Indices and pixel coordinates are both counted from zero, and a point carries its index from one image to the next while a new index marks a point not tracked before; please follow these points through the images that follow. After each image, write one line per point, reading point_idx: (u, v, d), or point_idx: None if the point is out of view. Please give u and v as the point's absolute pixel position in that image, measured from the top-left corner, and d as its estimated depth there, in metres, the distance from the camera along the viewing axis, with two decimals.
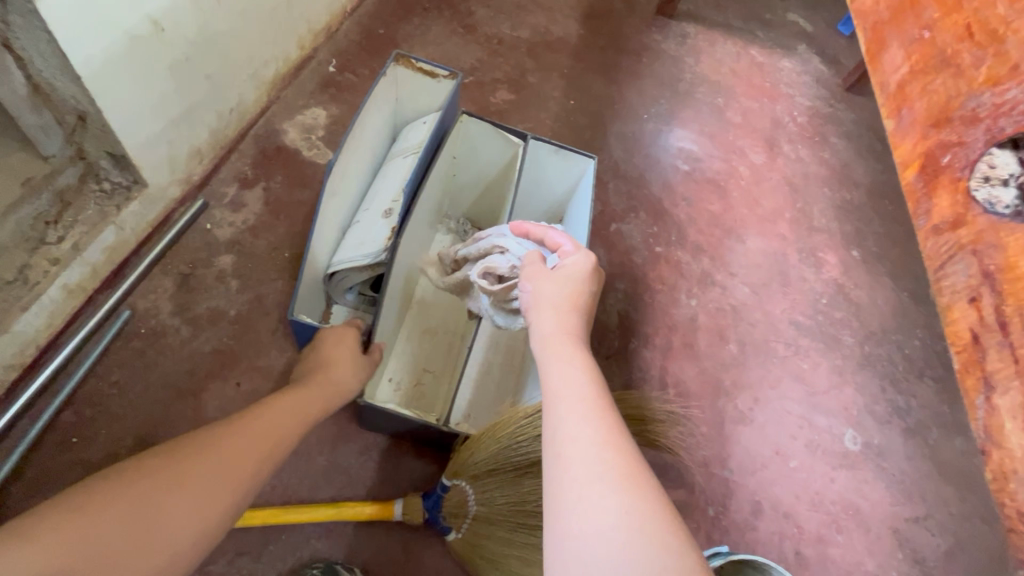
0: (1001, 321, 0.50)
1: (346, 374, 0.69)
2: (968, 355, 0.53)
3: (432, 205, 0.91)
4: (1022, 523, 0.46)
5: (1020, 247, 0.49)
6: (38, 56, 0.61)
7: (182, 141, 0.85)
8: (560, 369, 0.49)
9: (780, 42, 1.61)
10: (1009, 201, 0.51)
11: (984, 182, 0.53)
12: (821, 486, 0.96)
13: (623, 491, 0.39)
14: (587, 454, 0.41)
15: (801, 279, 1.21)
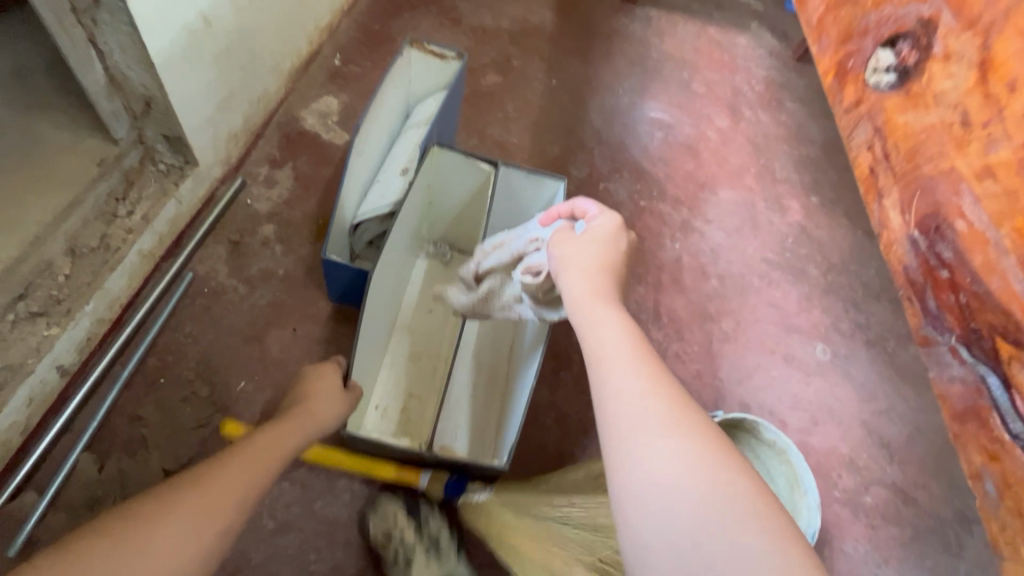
0: (885, 153, 0.70)
1: (329, 411, 0.67)
2: (868, 180, 0.74)
3: (411, 227, 0.94)
4: (900, 269, 0.68)
5: (895, 107, 0.68)
6: (117, 49, 0.73)
7: (223, 125, 0.96)
8: (599, 327, 0.53)
9: (735, 21, 1.78)
10: (887, 80, 0.69)
11: (874, 72, 0.71)
12: (798, 389, 1.11)
13: (673, 431, 0.44)
14: (642, 405, 0.46)
15: (769, 223, 1.37)
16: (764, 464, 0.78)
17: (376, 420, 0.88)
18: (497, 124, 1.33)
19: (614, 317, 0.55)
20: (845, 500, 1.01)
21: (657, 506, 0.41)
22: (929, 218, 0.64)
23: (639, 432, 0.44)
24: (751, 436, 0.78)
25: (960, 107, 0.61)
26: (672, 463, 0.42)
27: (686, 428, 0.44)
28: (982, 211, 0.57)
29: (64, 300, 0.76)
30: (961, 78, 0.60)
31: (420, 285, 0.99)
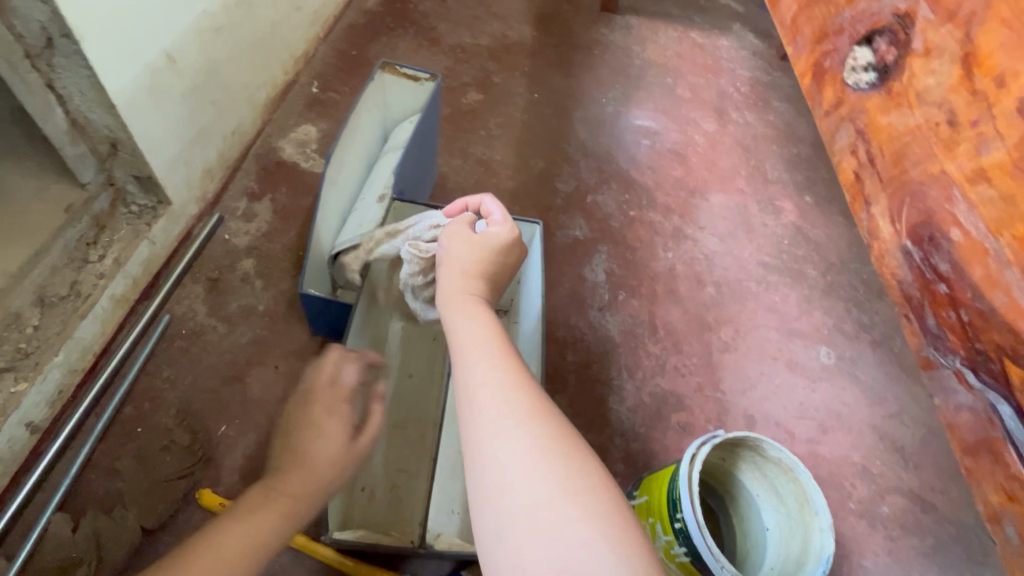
0: (870, 159, 0.51)
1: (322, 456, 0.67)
2: (853, 188, 0.54)
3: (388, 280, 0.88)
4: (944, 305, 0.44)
5: (880, 108, 0.49)
6: (77, 93, 0.71)
7: (196, 161, 0.94)
8: (464, 327, 0.53)
9: (716, 24, 1.77)
10: (866, 78, 0.50)
11: (851, 72, 0.52)
12: (804, 396, 1.07)
13: (524, 423, 0.44)
14: (490, 398, 0.46)
15: (764, 225, 1.33)
16: (772, 483, 0.74)
17: (363, 505, 0.79)
18: (480, 142, 1.31)
19: (480, 317, 0.55)
20: (861, 511, 0.96)
21: (499, 498, 0.41)
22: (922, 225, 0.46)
23: (486, 426, 0.44)
24: (754, 451, 0.74)
25: (944, 105, 0.43)
26: (520, 457, 0.42)
27: (536, 420, 0.44)
28: (977, 219, 0.41)
29: (32, 352, 0.73)
30: (943, 68, 0.43)
31: (401, 343, 0.92)
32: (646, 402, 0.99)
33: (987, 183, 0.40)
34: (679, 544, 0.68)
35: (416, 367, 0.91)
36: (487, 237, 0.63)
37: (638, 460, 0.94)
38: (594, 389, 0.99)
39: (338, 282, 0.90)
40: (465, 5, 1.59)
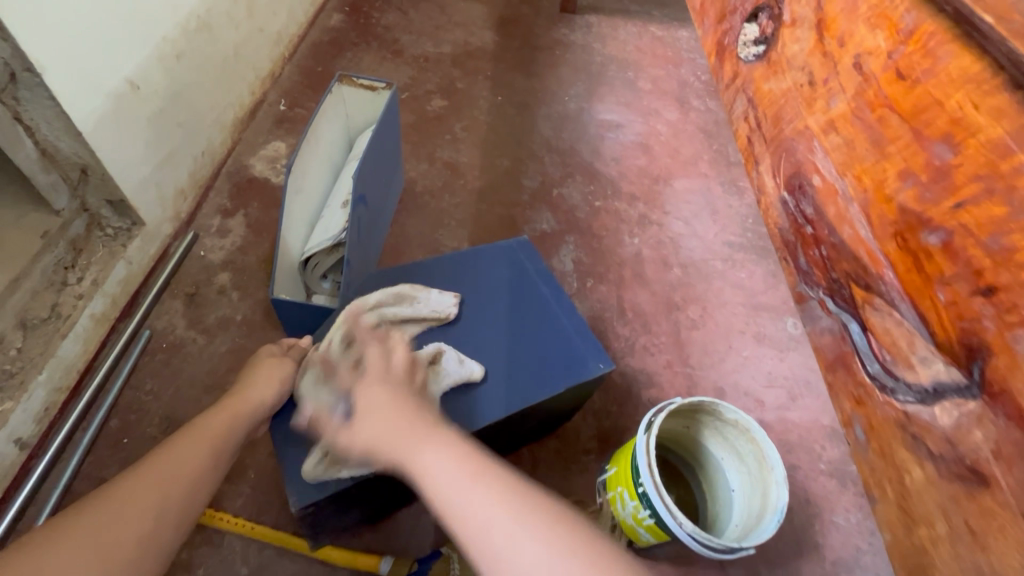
0: (757, 123, 0.66)
1: (263, 395, 0.66)
2: (746, 151, 0.68)
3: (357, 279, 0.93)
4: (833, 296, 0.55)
5: (762, 79, 0.65)
6: (44, 122, 0.75)
7: (167, 182, 0.98)
8: (457, 474, 0.50)
9: (674, 16, 1.82)
10: (753, 50, 0.67)
11: (745, 46, 0.68)
12: (772, 366, 1.11)
13: (530, 525, 0.47)
14: (488, 500, 0.48)
15: (727, 206, 1.37)
16: (733, 445, 0.78)
17: None
18: (446, 146, 1.35)
19: (449, 446, 0.52)
20: (831, 471, 0.99)
21: None
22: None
23: (513, 547, 0.45)
24: (712, 416, 0.78)
25: (805, 69, 0.57)
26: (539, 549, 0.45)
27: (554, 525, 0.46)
28: (830, 167, 0.53)
29: (17, 372, 0.77)
30: (805, 41, 0.56)
31: None
32: (618, 381, 1.02)
33: (883, 134, 0.47)
34: (643, 508, 0.71)
35: None
36: (391, 390, 0.59)
37: (612, 437, 0.97)
38: None
39: (311, 288, 0.93)
40: (427, 15, 1.63)
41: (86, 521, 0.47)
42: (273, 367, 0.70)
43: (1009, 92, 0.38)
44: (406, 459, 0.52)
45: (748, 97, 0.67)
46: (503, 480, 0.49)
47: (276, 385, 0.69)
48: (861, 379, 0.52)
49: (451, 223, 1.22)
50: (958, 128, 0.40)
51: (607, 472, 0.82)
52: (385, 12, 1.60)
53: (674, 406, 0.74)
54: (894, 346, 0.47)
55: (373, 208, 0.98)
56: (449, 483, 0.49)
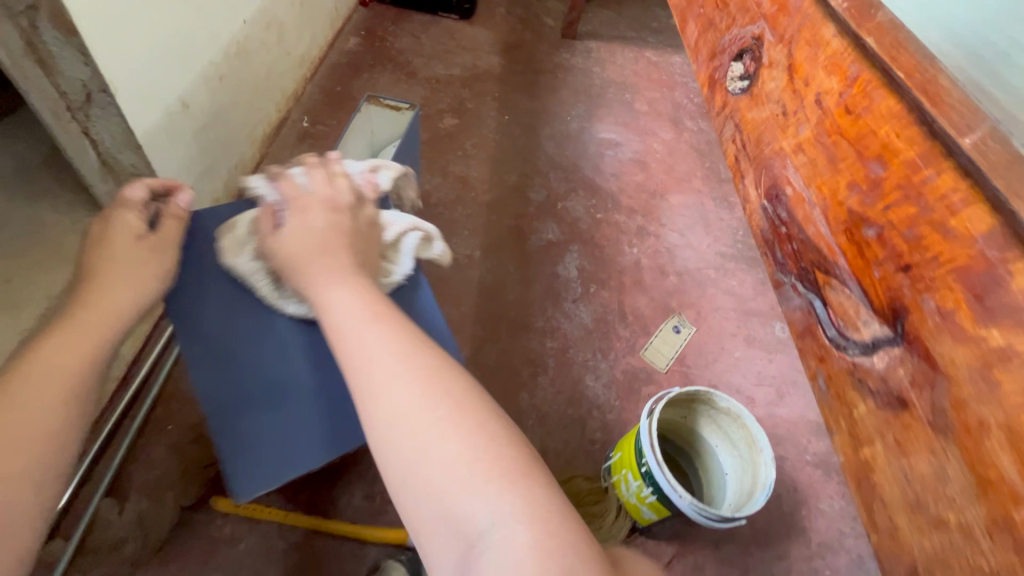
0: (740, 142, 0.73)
1: (126, 293, 0.60)
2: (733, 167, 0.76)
3: None
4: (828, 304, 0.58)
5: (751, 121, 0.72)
6: (108, 137, 0.82)
7: (206, 192, 1.07)
8: (364, 322, 0.54)
9: (669, 44, 1.96)
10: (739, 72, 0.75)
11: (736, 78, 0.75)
12: (762, 366, 1.20)
13: (453, 416, 0.47)
14: (407, 380, 0.49)
15: (720, 219, 1.47)
16: (726, 431, 0.86)
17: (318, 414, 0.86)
18: (457, 161, 1.44)
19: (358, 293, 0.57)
20: (817, 462, 1.08)
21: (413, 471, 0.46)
22: (771, 188, 0.68)
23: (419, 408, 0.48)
24: (708, 407, 0.86)
25: (780, 102, 0.66)
26: (468, 479, 0.44)
27: (470, 426, 0.47)
28: (797, 175, 0.63)
29: None
30: (778, 80, 0.67)
31: None
32: (619, 378, 1.11)
33: (836, 154, 0.57)
34: (646, 485, 0.79)
35: None
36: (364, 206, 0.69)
37: (615, 428, 1.04)
38: (572, 370, 1.10)
39: None
40: (437, 40, 1.75)
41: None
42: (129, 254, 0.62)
43: (915, 126, 0.50)
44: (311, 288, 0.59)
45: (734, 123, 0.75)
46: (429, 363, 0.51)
47: (151, 276, 0.62)
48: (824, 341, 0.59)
49: (463, 230, 1.29)
50: (887, 152, 0.52)
51: (612, 456, 0.90)
52: (398, 37, 1.72)
53: (673, 394, 0.81)
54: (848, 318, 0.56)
55: None
56: (357, 338, 0.52)
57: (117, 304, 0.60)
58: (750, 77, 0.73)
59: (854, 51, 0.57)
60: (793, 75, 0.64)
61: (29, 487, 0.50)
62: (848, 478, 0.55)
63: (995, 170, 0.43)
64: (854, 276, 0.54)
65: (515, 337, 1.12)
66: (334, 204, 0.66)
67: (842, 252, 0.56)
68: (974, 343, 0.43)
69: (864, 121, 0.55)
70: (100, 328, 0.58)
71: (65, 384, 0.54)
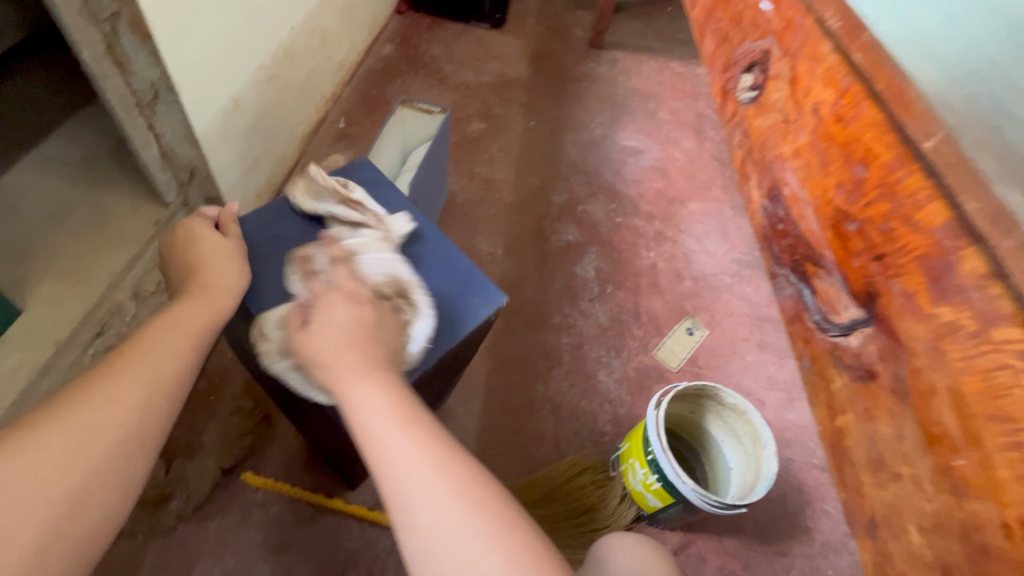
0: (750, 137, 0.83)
1: (230, 274, 0.65)
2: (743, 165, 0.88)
3: None
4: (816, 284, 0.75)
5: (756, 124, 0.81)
6: (169, 131, 0.92)
7: (251, 185, 1.15)
8: (395, 431, 0.52)
9: (694, 56, 2.00)
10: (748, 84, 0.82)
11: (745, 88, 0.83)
12: (773, 370, 1.22)
13: (470, 514, 0.49)
14: (433, 484, 0.49)
15: (738, 228, 1.50)
16: (731, 427, 0.90)
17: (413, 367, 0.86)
18: (484, 164, 1.50)
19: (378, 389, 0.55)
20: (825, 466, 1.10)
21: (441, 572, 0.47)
22: (771, 188, 0.81)
23: (436, 524, 0.48)
24: (715, 402, 0.90)
25: (782, 111, 0.76)
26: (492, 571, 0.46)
27: (503, 531, 0.48)
28: (795, 174, 0.75)
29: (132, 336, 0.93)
30: (781, 91, 0.75)
31: None
32: (632, 375, 1.15)
33: (827, 158, 0.68)
34: (652, 472, 0.83)
35: None
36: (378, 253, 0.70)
37: (626, 422, 1.08)
38: (586, 365, 1.14)
39: None
40: (467, 48, 1.82)
41: (95, 407, 0.51)
42: (216, 243, 0.67)
43: (894, 132, 0.59)
44: (338, 393, 0.56)
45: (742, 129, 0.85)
46: (449, 461, 0.51)
47: (242, 267, 0.66)
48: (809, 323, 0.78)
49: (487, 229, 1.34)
50: (870, 154, 0.62)
51: (621, 447, 0.94)
52: (431, 44, 1.80)
53: (682, 388, 0.85)
54: (829, 299, 0.73)
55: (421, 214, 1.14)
56: (385, 432, 0.52)
57: (220, 292, 0.63)
58: (758, 88, 0.80)
59: (845, 66, 0.64)
60: (795, 86, 0.72)
61: (128, 456, 0.52)
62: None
63: (950, 170, 0.55)
64: (836, 263, 0.70)
65: (532, 331, 1.17)
66: (354, 299, 0.62)
67: (830, 242, 0.70)
68: (929, 320, 0.57)
69: (852, 128, 0.64)
70: (215, 309, 0.62)
71: (174, 358, 0.57)
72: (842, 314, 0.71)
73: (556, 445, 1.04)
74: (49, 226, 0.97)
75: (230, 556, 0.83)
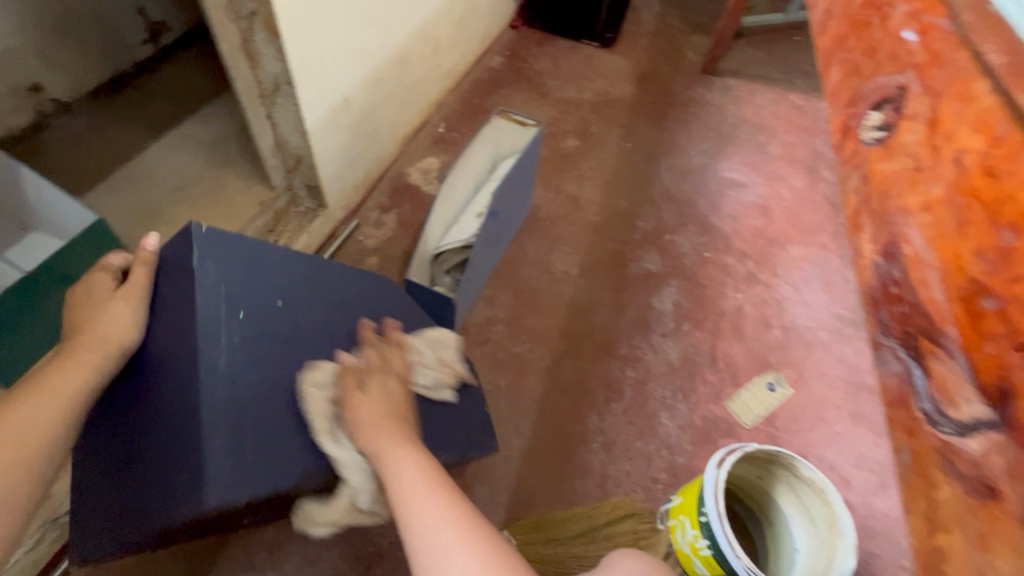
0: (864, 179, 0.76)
1: (125, 329, 0.58)
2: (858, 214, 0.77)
3: (426, 252, 1.08)
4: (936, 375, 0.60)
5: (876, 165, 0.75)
6: (284, 123, 1.00)
7: (348, 178, 1.21)
8: (435, 527, 0.53)
9: (818, 89, 1.85)
10: (875, 130, 0.76)
11: (869, 130, 0.77)
12: (866, 448, 1.07)
13: None
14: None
15: (844, 280, 1.35)
16: (805, 505, 0.79)
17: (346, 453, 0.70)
18: (572, 180, 1.48)
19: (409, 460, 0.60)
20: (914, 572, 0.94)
21: None
22: (889, 246, 0.70)
23: None
24: (788, 473, 0.80)
25: (912, 155, 0.69)
26: None
27: None
28: (920, 231, 0.65)
29: None
30: (916, 134, 0.69)
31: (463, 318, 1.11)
32: (697, 424, 1.06)
33: (967, 218, 0.59)
34: (703, 536, 0.75)
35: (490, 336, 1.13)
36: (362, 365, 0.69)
37: (683, 473, 1.00)
38: (648, 404, 1.07)
39: (436, 278, 1.10)
40: (574, 65, 1.82)
41: None
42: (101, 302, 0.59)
43: None
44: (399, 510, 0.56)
45: (861, 173, 0.77)
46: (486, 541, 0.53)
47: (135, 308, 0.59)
48: (916, 414, 0.62)
49: (564, 246, 1.31)
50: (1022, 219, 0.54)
51: (673, 500, 0.87)
52: (538, 59, 1.82)
53: (750, 449, 0.77)
54: (946, 390, 0.58)
55: (501, 224, 1.15)
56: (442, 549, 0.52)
57: (108, 345, 0.57)
58: (889, 128, 0.74)
59: (1003, 110, 0.59)
60: (935, 129, 0.66)
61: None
62: (918, 563, 0.57)
63: None
64: (961, 347, 0.57)
65: (595, 358, 1.13)
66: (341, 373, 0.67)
67: (956, 322, 0.59)
68: None
69: (1005, 183, 0.56)
70: (85, 368, 0.56)
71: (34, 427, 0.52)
72: (960, 410, 0.56)
73: (603, 484, 0.98)
74: (173, 195, 1.09)
75: (270, 526, 0.87)
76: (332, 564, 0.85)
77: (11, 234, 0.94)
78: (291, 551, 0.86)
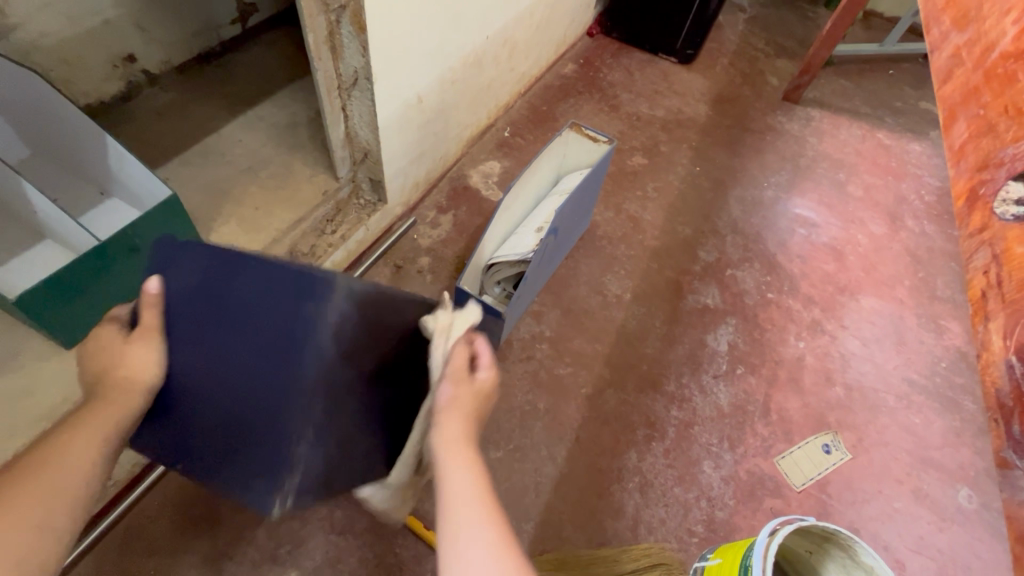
0: (987, 260, 0.48)
1: (142, 378, 0.46)
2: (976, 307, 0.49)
3: (478, 261, 1.06)
4: None
5: (1016, 239, 0.46)
6: (357, 115, 1.00)
7: (411, 175, 1.20)
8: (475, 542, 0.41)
9: (910, 128, 1.73)
10: (1015, 199, 0.49)
11: (1004, 202, 0.50)
12: (926, 531, 0.98)
13: None
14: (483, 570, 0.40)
15: (919, 341, 1.24)
16: None
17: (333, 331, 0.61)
18: (635, 201, 1.42)
19: (477, 482, 0.46)
20: None
21: None
22: None
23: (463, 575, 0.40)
24: (845, 555, 0.73)
25: None
26: None
27: None
28: None
29: None
30: None
31: (508, 330, 1.09)
32: (741, 477, 1.00)
33: None
34: None
35: (534, 353, 1.10)
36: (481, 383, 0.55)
37: (720, 528, 0.95)
38: (690, 448, 1.02)
39: (485, 287, 1.08)
40: (649, 80, 1.76)
41: None
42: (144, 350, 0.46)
43: None
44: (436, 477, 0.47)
45: (993, 251, 0.48)
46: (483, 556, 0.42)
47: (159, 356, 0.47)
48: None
49: (619, 268, 1.27)
50: None
51: (709, 560, 0.81)
52: (612, 70, 1.77)
53: (804, 524, 0.71)
54: None
55: (560, 241, 1.11)
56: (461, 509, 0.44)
57: (132, 390, 0.46)
58: None
59: None
60: None
61: None
62: None
63: None
64: None
65: (640, 392, 1.08)
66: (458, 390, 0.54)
67: None
68: None
69: None
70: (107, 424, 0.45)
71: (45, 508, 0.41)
72: None
73: (633, 526, 0.93)
74: (242, 176, 1.11)
75: (295, 520, 0.87)
76: (353, 569, 0.84)
77: (93, 198, 0.98)
78: (314, 549, 0.85)
